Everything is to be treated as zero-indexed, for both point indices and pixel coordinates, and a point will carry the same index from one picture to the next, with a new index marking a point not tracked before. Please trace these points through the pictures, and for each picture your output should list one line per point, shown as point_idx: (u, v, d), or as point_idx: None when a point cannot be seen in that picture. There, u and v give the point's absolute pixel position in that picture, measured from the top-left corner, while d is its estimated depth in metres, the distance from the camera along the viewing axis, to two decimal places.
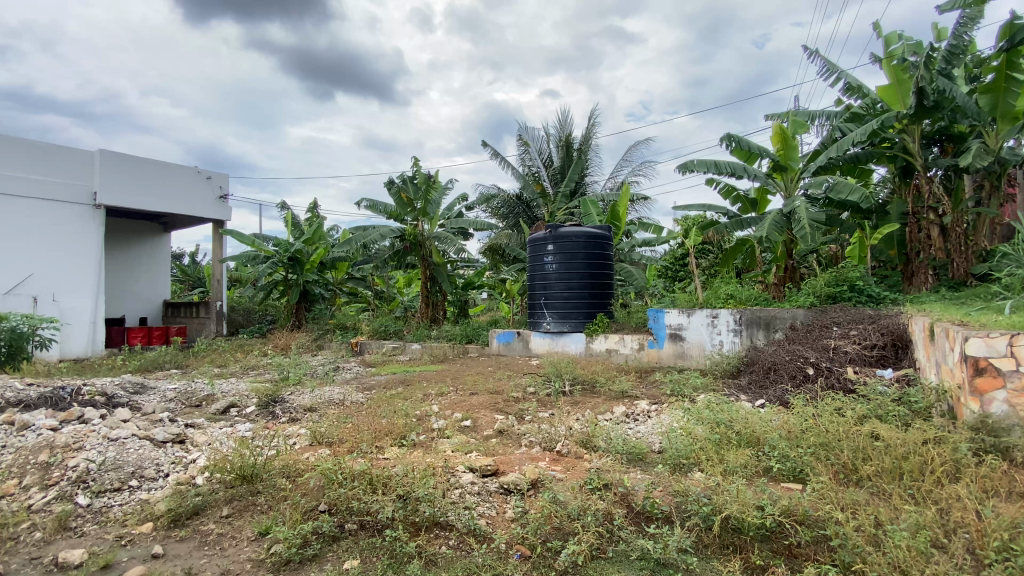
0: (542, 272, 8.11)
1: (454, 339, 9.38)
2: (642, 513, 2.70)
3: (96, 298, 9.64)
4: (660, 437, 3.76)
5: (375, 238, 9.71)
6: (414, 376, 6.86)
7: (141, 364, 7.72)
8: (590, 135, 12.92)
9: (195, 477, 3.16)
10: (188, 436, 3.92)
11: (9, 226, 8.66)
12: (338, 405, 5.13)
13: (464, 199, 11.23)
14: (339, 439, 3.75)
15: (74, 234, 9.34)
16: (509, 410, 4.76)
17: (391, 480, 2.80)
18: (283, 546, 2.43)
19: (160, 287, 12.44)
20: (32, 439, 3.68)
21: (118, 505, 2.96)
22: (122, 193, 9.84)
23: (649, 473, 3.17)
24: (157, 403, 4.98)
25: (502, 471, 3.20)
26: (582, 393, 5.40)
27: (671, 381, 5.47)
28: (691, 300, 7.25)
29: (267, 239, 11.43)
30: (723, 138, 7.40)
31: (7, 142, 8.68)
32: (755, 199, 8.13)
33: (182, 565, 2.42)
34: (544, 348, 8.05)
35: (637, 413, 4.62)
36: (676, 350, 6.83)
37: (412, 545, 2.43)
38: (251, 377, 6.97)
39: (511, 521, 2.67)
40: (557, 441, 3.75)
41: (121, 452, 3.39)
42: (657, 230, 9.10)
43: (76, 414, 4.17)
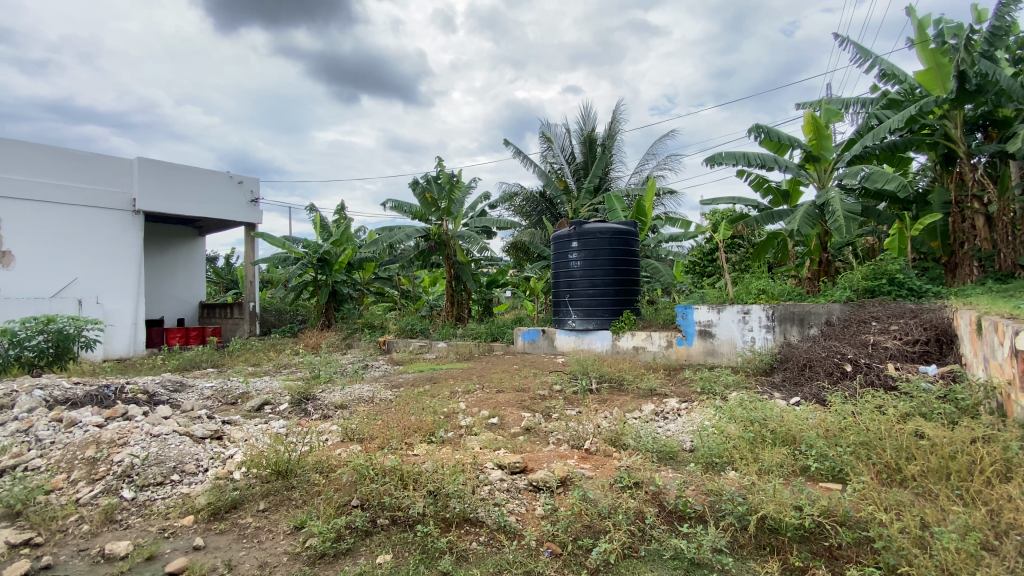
0: (567, 269, 8.07)
1: (479, 337, 9.40)
2: (675, 512, 2.65)
3: (137, 300, 10.04)
4: (690, 435, 3.69)
5: (400, 238, 9.82)
6: (441, 374, 6.91)
7: (179, 364, 7.98)
8: (613, 131, 12.75)
9: (233, 472, 3.26)
10: (225, 433, 4.04)
11: (56, 232, 9.10)
12: (368, 402, 5.22)
13: (487, 198, 11.27)
14: (369, 436, 3.81)
15: (115, 239, 9.75)
16: (535, 408, 4.75)
17: (420, 477, 2.83)
18: (317, 540, 2.47)
19: (196, 288, 12.88)
20: (80, 435, 3.86)
21: (161, 499, 3.07)
22: (159, 199, 10.21)
23: (680, 472, 3.11)
24: (195, 401, 5.16)
25: (531, 469, 3.20)
26: (609, 391, 5.33)
27: (702, 379, 5.36)
28: (721, 295, 7.09)
29: (297, 241, 11.69)
30: (751, 129, 7.21)
31: (53, 152, 9.11)
32: (786, 191, 7.90)
33: (223, 557, 2.48)
34: (569, 345, 7.98)
35: (667, 412, 4.54)
36: (705, 347, 6.69)
37: (443, 541, 2.44)
38: (283, 375, 7.13)
39: (541, 518, 2.66)
40: (585, 439, 3.72)
41: (163, 448, 3.52)
42: (684, 224, 8.94)
43: (120, 411, 4.35)
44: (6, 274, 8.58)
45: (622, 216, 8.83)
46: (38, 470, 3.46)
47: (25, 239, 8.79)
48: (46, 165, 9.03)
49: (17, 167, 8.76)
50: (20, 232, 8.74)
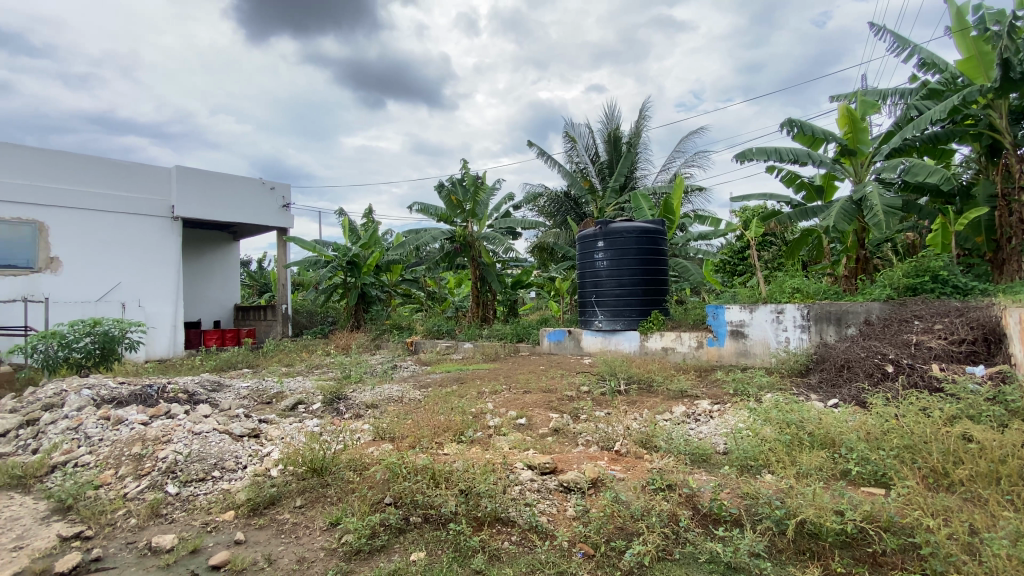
0: (593, 269, 8.02)
1: (505, 338, 9.42)
2: (709, 515, 2.60)
3: (176, 303, 10.44)
4: (724, 437, 3.61)
5: (427, 240, 9.92)
6: (468, 374, 6.96)
7: (217, 364, 8.27)
8: (639, 129, 12.58)
9: (270, 469, 3.35)
10: (262, 431, 4.16)
11: (100, 239, 9.53)
12: (398, 401, 5.30)
13: (511, 198, 11.30)
14: (400, 435, 3.86)
15: (155, 245, 10.16)
16: (563, 409, 4.72)
17: (451, 476, 2.85)
18: (353, 537, 2.53)
19: (232, 291, 13.30)
20: (126, 432, 4.03)
21: (203, 495, 3.18)
22: (196, 205, 10.58)
23: (715, 475, 3.06)
24: (232, 400, 5.32)
25: (561, 469, 3.19)
26: (638, 392, 5.28)
27: (734, 380, 5.25)
28: (753, 294, 6.91)
29: (327, 245, 11.95)
30: (783, 123, 7.02)
31: (97, 162, 9.53)
32: (821, 186, 7.66)
33: (263, 552, 2.56)
34: (596, 346, 7.92)
35: (699, 414, 4.46)
36: (738, 348, 6.55)
37: (476, 540, 2.46)
38: (315, 375, 7.30)
39: (572, 519, 2.64)
40: (615, 440, 3.68)
41: (204, 446, 3.64)
42: (714, 223, 8.78)
43: (163, 409, 4.53)
44: (55, 278, 9.04)
45: (649, 215, 8.72)
46: (88, 465, 3.64)
47: (72, 246, 9.24)
48: (90, 175, 9.45)
49: (65, 178, 9.21)
50: (68, 239, 9.19)
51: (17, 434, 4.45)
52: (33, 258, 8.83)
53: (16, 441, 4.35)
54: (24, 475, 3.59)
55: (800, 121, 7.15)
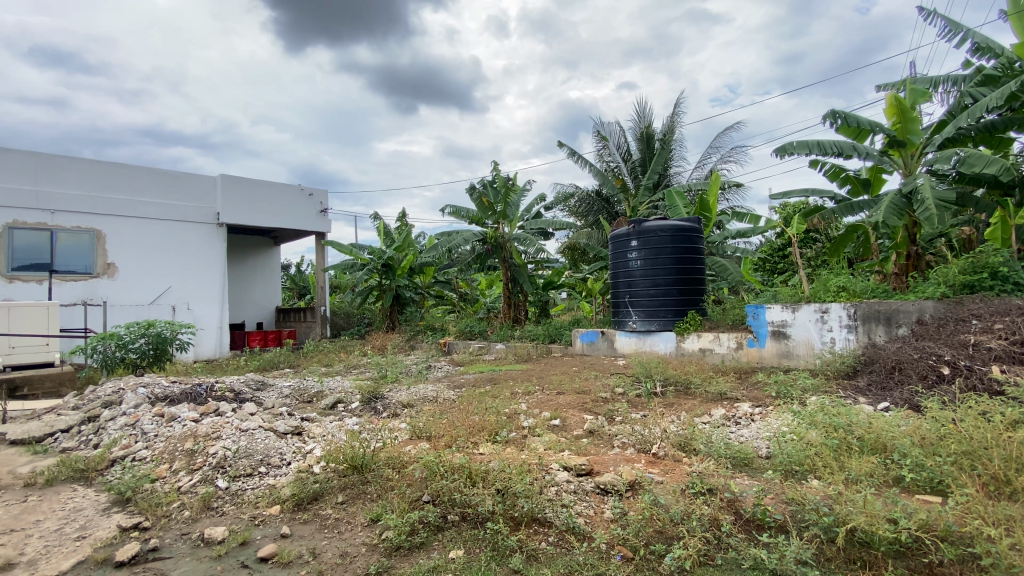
0: (627, 269, 7.92)
1: (537, 338, 9.41)
2: (753, 520, 2.53)
3: (221, 306, 10.93)
4: (767, 441, 3.49)
5: (458, 242, 10.03)
6: (501, 375, 7.01)
7: (260, 364, 8.60)
8: (672, 125, 12.35)
9: (313, 466, 3.46)
10: (305, 429, 4.29)
11: (152, 246, 10.05)
12: (433, 401, 5.38)
13: (543, 199, 11.30)
14: (437, 434, 3.91)
15: (202, 251, 10.65)
16: (598, 410, 4.69)
17: (488, 475, 2.88)
18: (393, 533, 2.58)
19: (273, 293, 13.78)
20: (178, 429, 4.24)
21: (250, 490, 3.31)
22: (240, 212, 11.04)
23: (757, 480, 2.97)
24: (275, 399, 5.51)
25: (597, 472, 3.16)
26: (675, 394, 5.18)
27: (777, 382, 5.09)
28: (796, 293, 6.68)
29: (363, 248, 12.24)
30: (826, 115, 6.75)
31: (148, 172, 10.02)
32: (867, 179, 7.33)
33: (308, 546, 2.64)
34: (631, 347, 7.82)
35: (739, 417, 4.33)
36: (780, 349, 6.35)
37: (513, 539, 2.47)
38: (353, 375, 7.49)
39: (609, 522, 2.62)
40: (652, 443, 3.61)
41: (251, 442, 3.79)
42: (753, 220, 8.52)
43: (212, 407, 4.75)
44: (112, 283, 9.58)
45: (684, 213, 8.54)
46: (145, 460, 3.85)
47: (127, 252, 9.78)
48: (142, 184, 9.96)
49: (120, 188, 9.73)
50: (123, 246, 9.73)
51: (80, 430, 4.75)
52: (91, 264, 9.39)
53: (79, 436, 4.63)
54: (86, 468, 3.82)
55: (844, 112, 6.85)
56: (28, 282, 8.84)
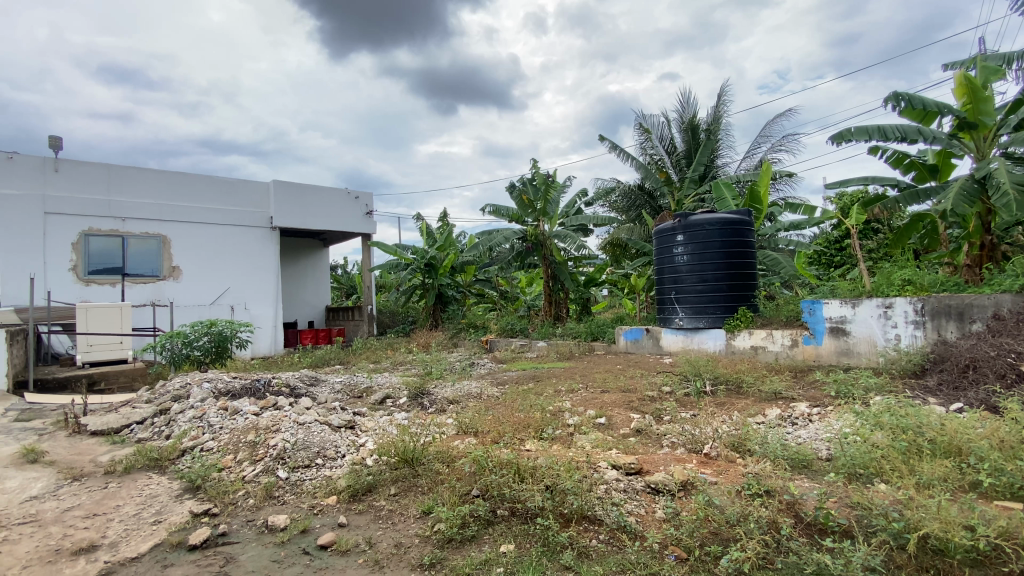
0: (672, 265, 7.72)
1: (580, 336, 9.34)
2: (815, 524, 2.43)
3: (275, 305, 11.47)
4: (828, 443, 3.34)
5: (499, 241, 10.10)
6: (544, 373, 7.00)
7: (313, 361, 8.98)
8: (718, 115, 11.94)
9: (366, 458, 3.59)
10: (357, 422, 4.45)
11: (213, 249, 10.66)
12: (477, 397, 5.44)
13: (584, 194, 11.23)
14: (484, 429, 3.96)
15: (257, 253, 11.21)
16: (645, 410, 4.60)
17: (536, 471, 2.91)
18: (445, 526, 2.64)
19: (322, 293, 14.29)
20: (242, 422, 4.48)
21: (309, 480, 3.46)
22: (291, 216, 11.54)
23: (818, 483, 2.86)
24: (328, 394, 5.74)
25: (647, 471, 3.11)
26: (726, 393, 5.01)
27: (837, 381, 4.85)
28: (855, 288, 6.35)
29: (406, 248, 12.51)
30: (887, 98, 6.36)
31: (207, 180, 10.61)
32: (935, 165, 6.86)
33: (364, 535, 2.74)
34: (677, 345, 7.65)
35: (796, 417, 4.16)
36: (838, 346, 6.05)
37: (564, 536, 2.46)
38: (400, 371, 7.71)
39: (662, 522, 2.58)
40: (703, 443, 3.53)
41: (308, 435, 3.96)
42: (808, 210, 8.13)
43: (271, 402, 5.00)
44: (177, 284, 10.24)
45: (732, 205, 8.26)
46: (213, 450, 4.10)
47: (190, 256, 10.41)
48: (202, 191, 10.55)
49: (182, 196, 10.34)
50: (186, 250, 10.37)
51: (153, 422, 5.10)
52: (158, 268, 10.06)
53: (152, 427, 4.97)
54: (160, 458, 4.10)
55: (908, 93, 6.42)
56: (103, 285, 9.51)
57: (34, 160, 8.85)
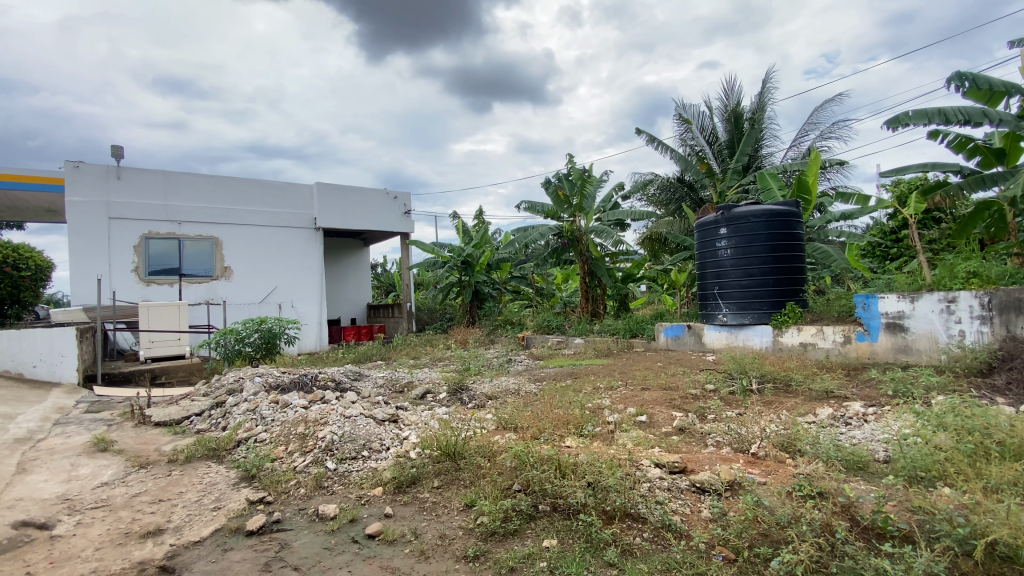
0: (715, 259, 7.51)
1: (618, 333, 9.24)
2: (872, 529, 2.33)
3: (320, 303, 11.89)
4: (885, 445, 3.19)
5: (535, 237, 10.10)
6: (582, 369, 6.96)
7: (357, 356, 9.27)
8: (763, 102, 11.51)
9: (410, 452, 3.69)
10: (401, 416, 4.57)
11: (261, 250, 11.14)
12: (515, 394, 5.48)
13: (620, 188, 11.07)
14: (523, 425, 3.99)
15: (302, 253, 11.64)
16: (688, 408, 4.50)
17: (577, 468, 2.91)
18: (488, 519, 2.68)
19: (363, 291, 14.69)
20: (292, 415, 4.68)
21: (355, 471, 3.58)
22: (334, 216, 11.91)
23: (875, 486, 2.74)
24: (371, 389, 5.91)
25: (691, 470, 3.06)
26: (774, 392, 4.84)
27: (894, 380, 4.59)
28: (914, 281, 6.00)
29: (444, 246, 12.69)
30: (949, 79, 5.96)
31: (254, 184, 11.07)
32: (1002, 149, 6.39)
33: (410, 526, 2.81)
34: (721, 342, 7.45)
35: (849, 417, 3.97)
36: (896, 343, 5.75)
37: (607, 533, 2.45)
38: (439, 367, 7.87)
39: (708, 522, 2.53)
40: (751, 442, 3.43)
41: (354, 428, 4.10)
42: (861, 200, 7.73)
43: (318, 396, 5.20)
44: (229, 284, 10.76)
45: (779, 195, 7.95)
46: (266, 441, 4.30)
47: (240, 256, 10.92)
48: (250, 194, 11.03)
49: (232, 199, 10.84)
50: (237, 251, 10.88)
51: (210, 414, 5.39)
52: (211, 268, 10.61)
53: (210, 419, 5.25)
54: (218, 448, 4.34)
55: (973, 72, 6.00)
56: (162, 285, 10.09)
57: (99, 169, 9.47)
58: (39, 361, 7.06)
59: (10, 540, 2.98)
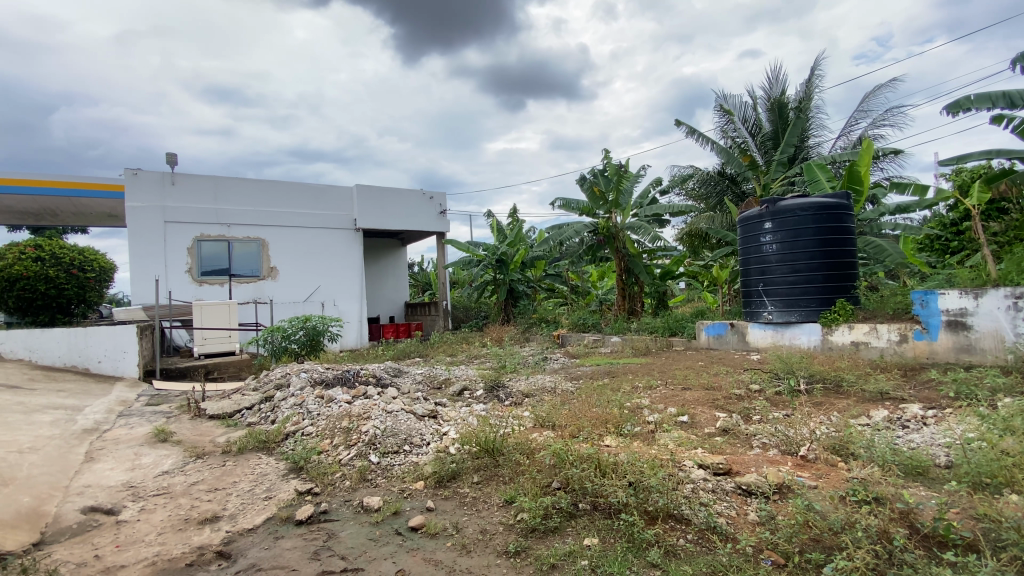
0: (759, 254, 7.27)
1: (656, 331, 9.08)
2: (933, 537, 2.21)
3: (360, 302, 12.23)
4: (947, 449, 3.02)
5: (570, 235, 10.03)
6: (619, 368, 6.87)
7: (395, 353, 9.47)
8: (809, 91, 11.04)
9: (450, 447, 3.75)
10: (440, 412, 4.66)
11: (304, 250, 11.54)
12: (552, 392, 5.47)
13: (658, 183, 10.86)
14: (561, 423, 3.98)
15: (342, 253, 11.99)
16: (732, 409, 4.37)
17: (618, 467, 2.88)
18: (528, 516, 2.69)
19: (401, 290, 14.98)
20: (336, 409, 4.83)
21: (398, 465, 3.68)
22: (372, 216, 12.20)
23: (937, 493, 2.59)
24: (411, 385, 6.04)
25: (737, 471, 2.99)
26: (823, 393, 4.65)
27: (956, 381, 4.32)
28: (977, 275, 5.64)
29: (479, 245, 12.83)
30: (1016, 59, 5.55)
31: (297, 186, 11.46)
32: None
33: (451, 520, 2.86)
34: (766, 341, 7.21)
35: (907, 420, 3.77)
36: (957, 342, 5.42)
37: (650, 533, 2.42)
38: (475, 365, 7.96)
39: (756, 525, 2.47)
40: (799, 445, 3.32)
41: (396, 423, 4.20)
42: (918, 190, 7.30)
43: (361, 391, 5.35)
44: (275, 283, 11.21)
45: (828, 187, 7.60)
46: (312, 434, 4.47)
47: (285, 257, 11.35)
48: (294, 197, 11.43)
49: (277, 202, 11.27)
50: (282, 252, 11.31)
51: (259, 408, 5.63)
52: (258, 268, 11.08)
53: (260, 413, 5.49)
54: (268, 440, 4.53)
55: None
56: (213, 285, 10.61)
57: (155, 176, 10.01)
58: (103, 357, 7.56)
59: (80, 524, 3.20)
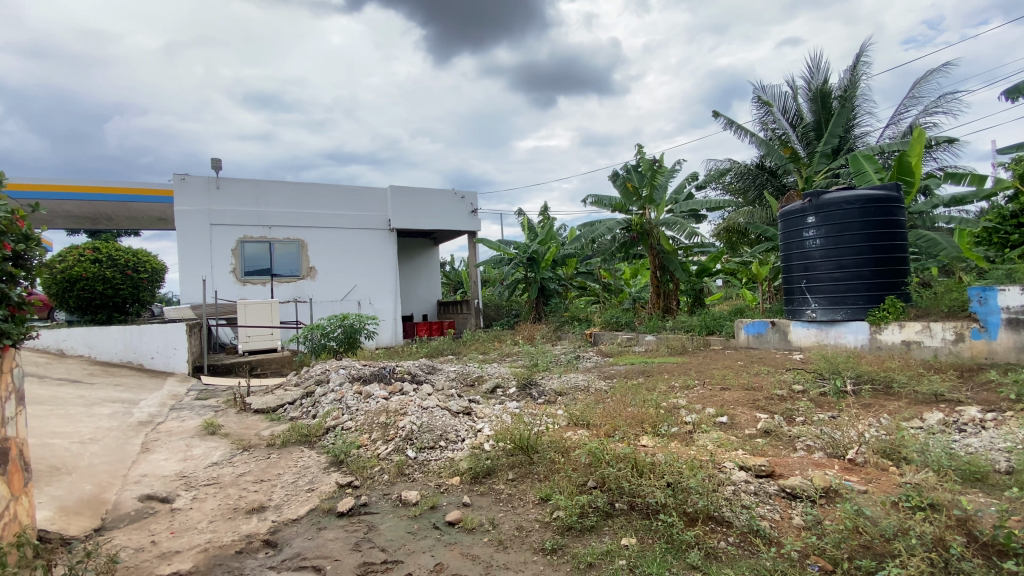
0: (803, 250, 7.02)
1: (692, 330, 8.90)
2: (993, 546, 2.09)
3: (394, 300, 12.48)
4: (1009, 455, 2.84)
5: (602, 232, 9.93)
6: (654, 367, 6.76)
7: (429, 351, 9.62)
8: (855, 78, 10.57)
9: (485, 444, 3.80)
10: (474, 409, 4.71)
11: (341, 250, 11.85)
12: (585, 390, 5.45)
13: (693, 178, 10.61)
14: (596, 422, 3.95)
15: (377, 253, 12.26)
16: (773, 410, 4.24)
17: (655, 467, 2.84)
18: (564, 514, 2.69)
19: (434, 289, 15.19)
20: (373, 405, 4.96)
21: (434, 460, 3.74)
22: (406, 216, 12.40)
23: (997, 499, 2.45)
24: (445, 382, 6.12)
25: (780, 474, 2.91)
26: (872, 394, 4.46)
27: (1018, 382, 4.07)
28: None
29: (510, 243, 12.85)
30: None
31: (333, 188, 11.77)
32: None
33: (487, 516, 2.89)
34: (809, 340, 6.96)
35: (964, 424, 3.57)
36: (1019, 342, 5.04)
37: (689, 534, 2.39)
38: (508, 363, 8.00)
39: (801, 529, 2.40)
40: (847, 448, 3.20)
41: (431, 419, 4.28)
42: (975, 181, 6.88)
43: (397, 388, 5.47)
44: (314, 283, 11.56)
45: (875, 179, 7.26)
46: (351, 429, 4.60)
47: (323, 257, 11.68)
48: (330, 198, 11.75)
49: (315, 204, 11.61)
50: (320, 252, 11.65)
51: (301, 403, 5.82)
52: (298, 268, 11.45)
53: (301, 408, 5.68)
54: (309, 434, 4.69)
55: None
56: (256, 285, 11.02)
57: (201, 180, 10.46)
58: (155, 354, 7.98)
59: (138, 511, 3.40)
